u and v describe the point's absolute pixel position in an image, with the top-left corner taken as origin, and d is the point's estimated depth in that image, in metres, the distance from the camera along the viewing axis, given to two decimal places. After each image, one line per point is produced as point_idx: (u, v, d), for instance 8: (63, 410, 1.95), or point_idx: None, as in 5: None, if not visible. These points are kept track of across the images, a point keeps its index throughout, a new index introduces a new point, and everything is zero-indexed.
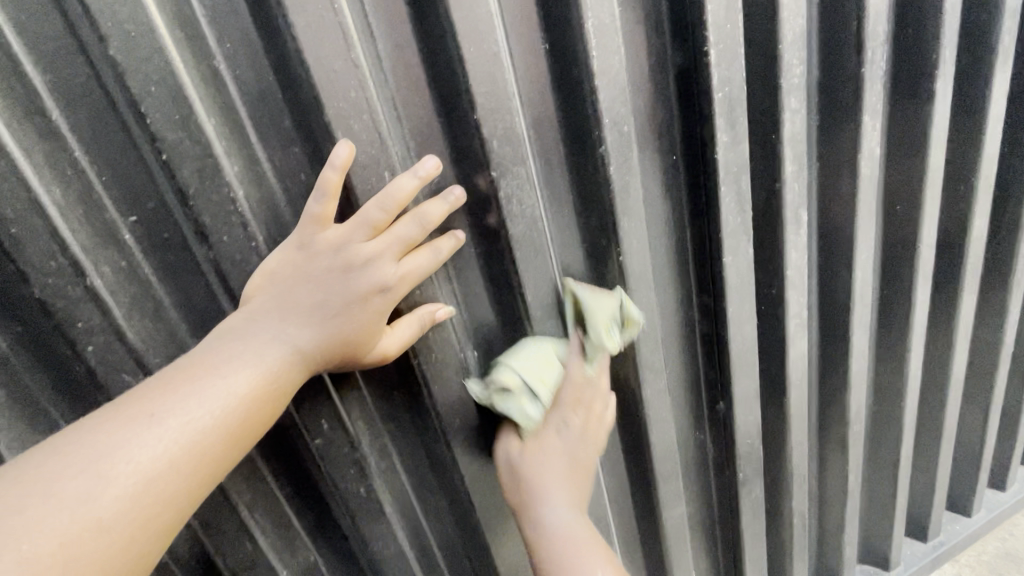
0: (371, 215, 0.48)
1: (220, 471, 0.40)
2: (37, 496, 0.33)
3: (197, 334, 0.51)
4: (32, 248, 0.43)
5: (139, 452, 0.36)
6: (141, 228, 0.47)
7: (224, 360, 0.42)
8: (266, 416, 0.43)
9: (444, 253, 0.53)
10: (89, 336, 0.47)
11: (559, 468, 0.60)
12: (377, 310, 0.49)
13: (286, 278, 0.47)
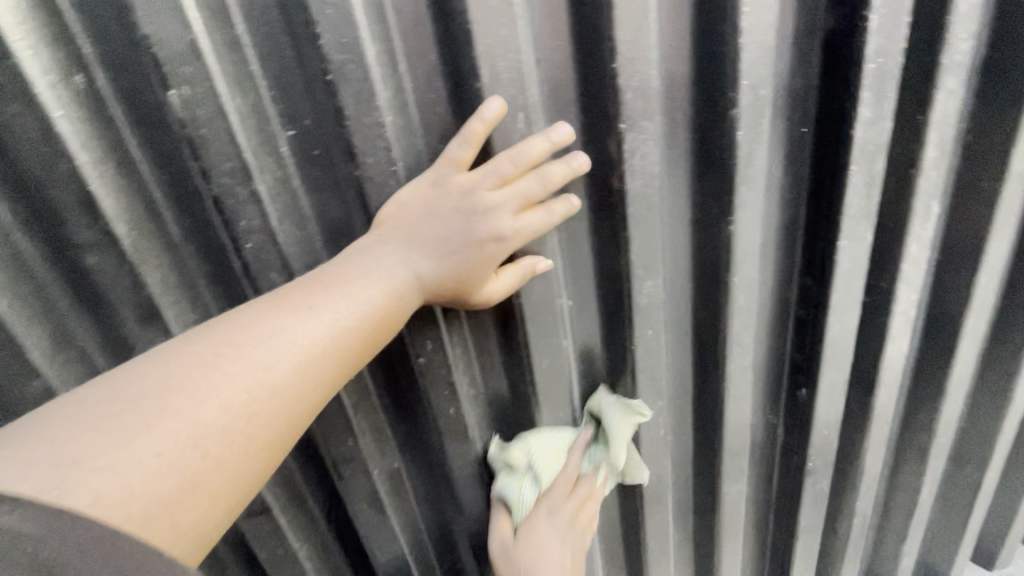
0: (502, 166, 0.51)
1: (354, 363, 0.47)
2: (221, 357, 0.40)
3: (331, 245, 0.57)
4: (214, 148, 0.49)
5: (299, 334, 0.43)
6: (298, 142, 0.51)
7: (362, 272, 0.48)
8: (391, 325, 0.50)
9: (557, 215, 0.55)
10: (249, 234, 0.53)
11: (560, 570, 0.66)
12: (490, 256, 0.53)
13: (416, 211, 0.51)
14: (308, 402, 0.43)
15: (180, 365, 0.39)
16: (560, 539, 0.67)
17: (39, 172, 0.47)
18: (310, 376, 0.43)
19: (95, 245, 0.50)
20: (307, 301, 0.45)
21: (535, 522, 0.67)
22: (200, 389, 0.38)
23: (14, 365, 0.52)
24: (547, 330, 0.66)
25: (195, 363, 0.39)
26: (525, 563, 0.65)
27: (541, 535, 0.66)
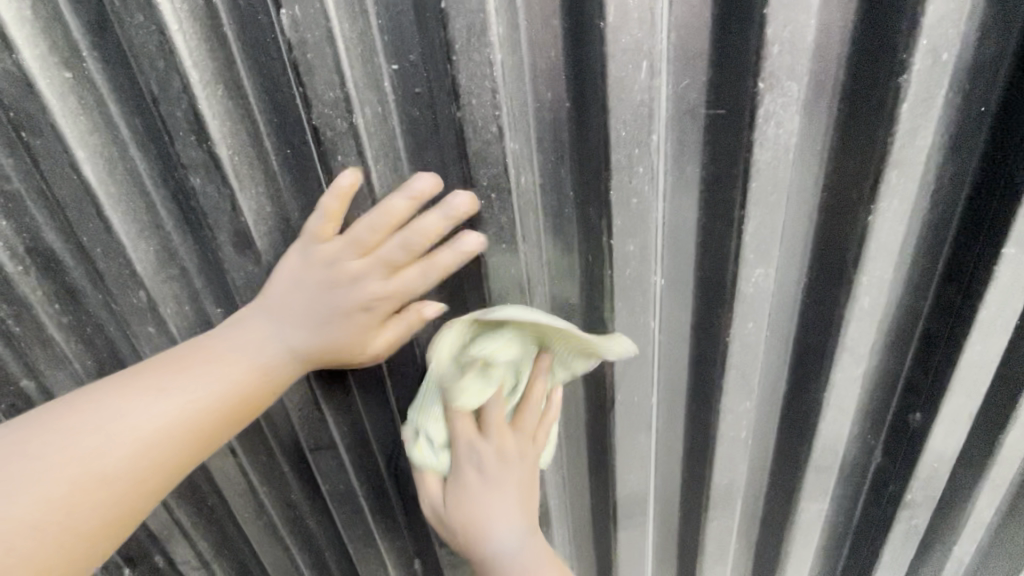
0: (359, 235, 0.52)
1: (219, 432, 0.53)
2: (74, 442, 0.47)
3: (419, 192, 0.54)
4: (319, 76, 0.46)
5: (157, 415, 0.49)
6: (400, 78, 0.48)
7: (225, 353, 0.53)
8: (257, 398, 0.55)
9: (438, 275, 0.54)
10: (343, 169, 0.51)
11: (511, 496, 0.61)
12: (364, 323, 0.55)
13: (287, 285, 0.54)
14: (159, 476, 0.50)
15: (40, 448, 0.46)
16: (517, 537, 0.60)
17: (156, 86, 0.47)
18: (160, 453, 0.49)
19: (203, 167, 0.51)
20: (158, 384, 0.51)
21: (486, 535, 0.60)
22: (52, 474, 0.45)
23: (126, 272, 0.56)
24: (634, 308, 0.60)
25: (55, 445, 0.46)
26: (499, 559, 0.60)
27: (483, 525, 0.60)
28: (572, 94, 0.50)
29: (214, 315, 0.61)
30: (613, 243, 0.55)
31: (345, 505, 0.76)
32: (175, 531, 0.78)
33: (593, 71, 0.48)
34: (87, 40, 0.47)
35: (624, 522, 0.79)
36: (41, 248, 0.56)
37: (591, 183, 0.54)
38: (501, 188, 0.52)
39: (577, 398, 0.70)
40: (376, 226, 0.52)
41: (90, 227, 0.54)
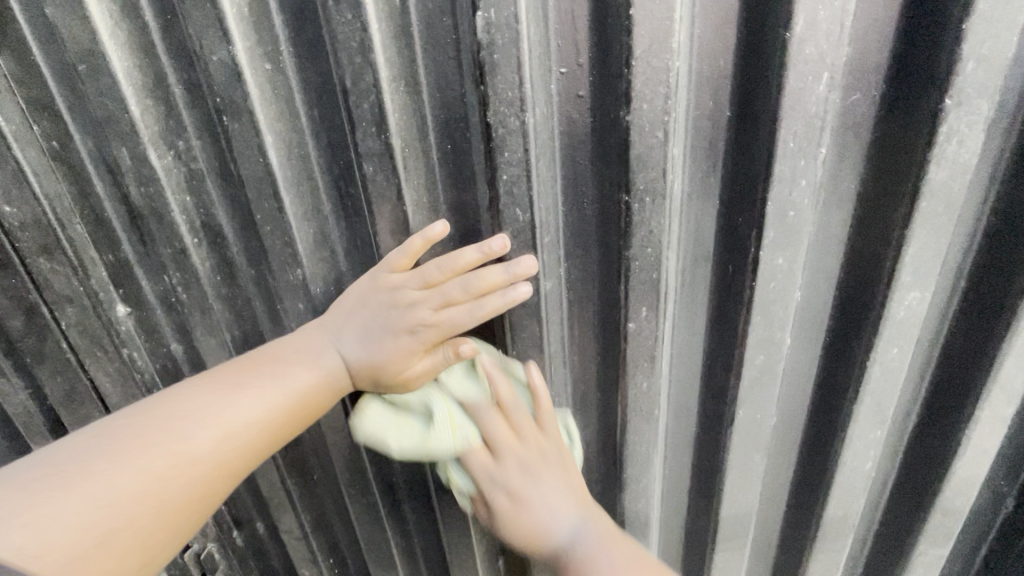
0: (428, 271, 0.56)
1: (280, 437, 0.57)
2: (159, 434, 0.52)
3: (569, 193, 0.56)
4: (501, 75, 0.48)
5: (238, 414, 0.54)
6: (567, 81, 0.51)
7: (296, 355, 0.59)
8: (313, 411, 0.59)
9: (479, 317, 0.56)
10: (507, 166, 0.52)
11: (563, 498, 0.58)
12: (405, 349, 0.58)
13: (348, 306, 0.60)
14: (227, 469, 0.54)
15: (135, 437, 0.51)
16: (578, 526, 0.57)
17: (349, 79, 0.50)
18: (229, 446, 0.54)
19: (376, 156, 0.54)
20: (238, 379, 0.56)
21: (551, 535, 0.57)
22: (140, 459, 0.50)
23: (286, 251, 0.60)
24: (772, 324, 0.58)
25: (146, 431, 0.52)
26: (579, 559, 0.56)
27: (534, 504, 0.58)
28: (734, 103, 0.51)
29: None
30: (762, 255, 0.54)
31: (445, 497, 0.77)
32: (283, 500, 0.82)
33: (768, 81, 0.48)
34: (289, 36, 0.51)
35: (722, 545, 0.77)
36: (214, 223, 0.61)
37: (744, 193, 0.54)
38: (656, 193, 0.52)
39: (690, 409, 0.69)
40: (446, 267, 0.56)
41: (264, 206, 0.58)
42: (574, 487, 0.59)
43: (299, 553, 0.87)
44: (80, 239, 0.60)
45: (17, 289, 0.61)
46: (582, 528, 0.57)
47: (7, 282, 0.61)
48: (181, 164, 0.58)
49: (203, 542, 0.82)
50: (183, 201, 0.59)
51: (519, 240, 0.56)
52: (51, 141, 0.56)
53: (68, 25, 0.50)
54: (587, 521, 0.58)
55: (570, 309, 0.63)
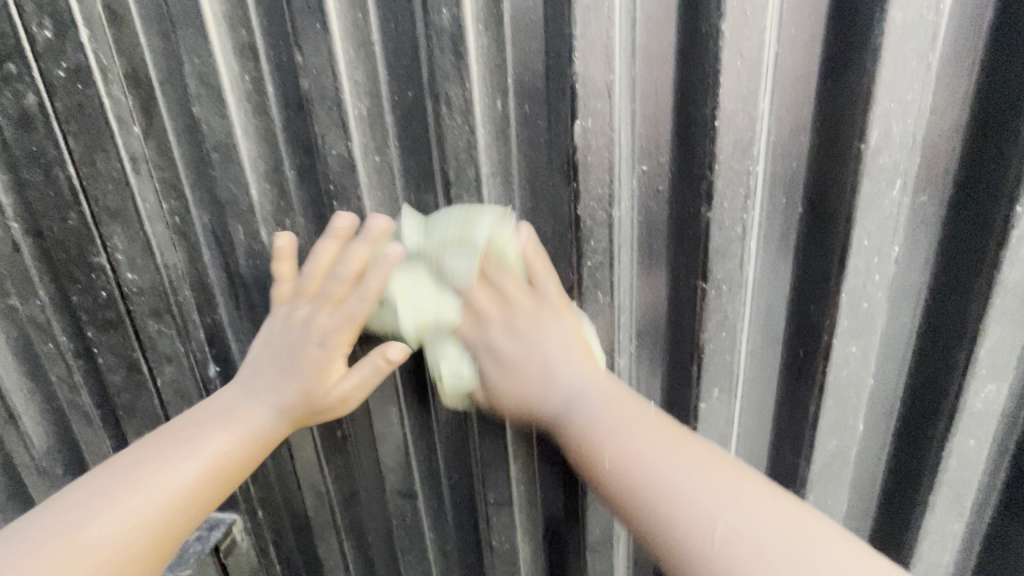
0: (304, 283, 0.55)
1: (203, 505, 0.51)
2: (59, 535, 0.46)
3: (645, 277, 0.59)
4: (593, 174, 0.53)
5: (167, 481, 0.49)
6: (649, 176, 0.55)
7: (212, 421, 0.54)
8: (239, 469, 0.54)
9: (371, 291, 0.52)
10: (593, 253, 0.56)
11: (566, 347, 0.54)
12: (320, 362, 0.55)
13: (254, 357, 0.57)
14: (139, 549, 0.47)
15: (51, 531, 0.46)
16: (585, 381, 0.52)
17: (452, 172, 0.56)
18: (138, 525, 0.47)
19: None
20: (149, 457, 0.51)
21: (557, 384, 0.53)
22: (68, 558, 0.45)
23: None
24: (845, 410, 0.59)
25: (84, 514, 0.47)
26: (577, 413, 0.50)
27: (541, 359, 0.54)
28: (805, 199, 0.54)
29: (428, 368, 0.67)
30: (836, 343, 0.56)
31: (502, 567, 0.75)
32: (337, 563, 0.81)
33: (841, 184, 0.51)
34: (397, 134, 0.57)
35: None
36: None
37: (817, 284, 0.56)
38: (733, 281, 0.55)
39: None
40: (310, 270, 0.55)
41: None
42: (582, 344, 0.55)
43: None
44: (186, 303, 0.65)
45: (124, 347, 0.66)
46: (589, 383, 0.52)
47: (117, 340, 0.66)
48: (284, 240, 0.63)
49: None
50: None
51: (598, 321, 0.59)
52: (173, 216, 0.62)
53: (207, 120, 0.57)
54: (593, 381, 0.52)
55: (640, 388, 0.64)
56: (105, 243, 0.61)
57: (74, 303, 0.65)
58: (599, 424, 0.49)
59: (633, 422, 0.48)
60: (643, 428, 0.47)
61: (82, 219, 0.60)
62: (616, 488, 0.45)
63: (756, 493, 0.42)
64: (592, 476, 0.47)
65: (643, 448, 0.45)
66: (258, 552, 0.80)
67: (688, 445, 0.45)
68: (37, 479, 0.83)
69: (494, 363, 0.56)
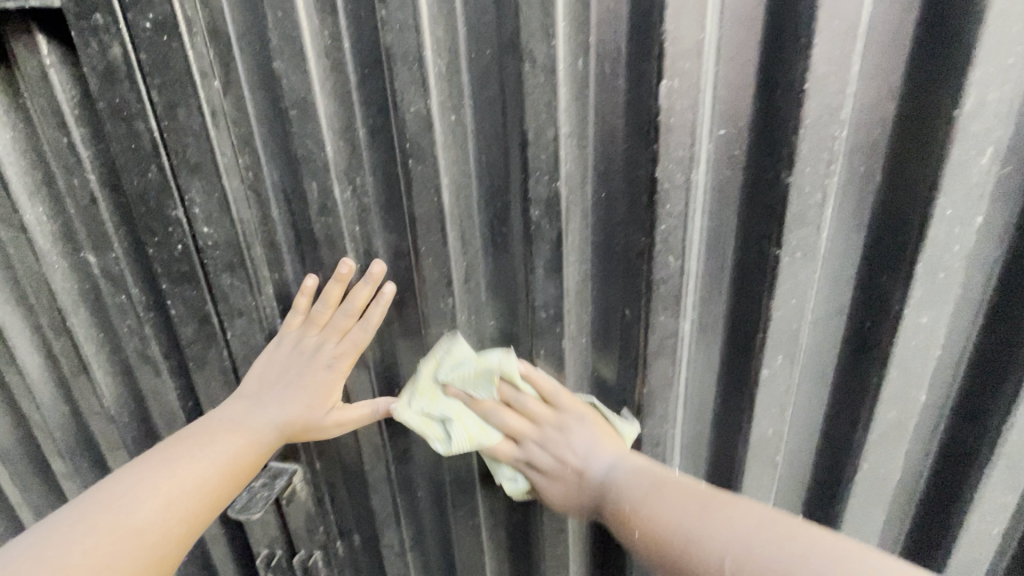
0: (318, 314, 0.65)
1: (221, 499, 0.61)
2: (104, 517, 0.54)
3: (715, 242, 0.59)
4: (675, 136, 0.53)
5: (196, 475, 0.59)
6: (726, 140, 0.55)
7: (228, 430, 0.64)
8: (248, 470, 0.64)
9: (371, 325, 0.64)
10: (668, 216, 0.56)
11: (592, 441, 0.63)
12: (323, 387, 0.66)
13: (263, 371, 0.67)
14: (174, 531, 0.56)
15: (98, 512, 0.54)
16: (613, 463, 0.62)
17: (531, 131, 0.55)
18: (173, 511, 0.57)
19: (545, 202, 0.58)
20: (178, 456, 0.61)
21: (589, 468, 0.63)
22: (115, 535, 0.53)
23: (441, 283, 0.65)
24: (909, 381, 0.60)
25: (128, 499, 0.56)
26: (614, 488, 0.59)
27: (568, 451, 0.64)
28: (883, 166, 0.54)
29: (489, 328, 0.69)
30: (906, 314, 0.56)
31: (551, 525, 0.77)
32: (389, 515, 0.84)
33: (927, 154, 0.51)
34: (472, 92, 0.57)
35: None
36: (376, 250, 0.66)
37: (892, 252, 0.56)
38: (807, 247, 0.56)
39: (806, 457, 0.70)
40: (323, 305, 0.65)
41: (429, 239, 0.63)
42: (602, 429, 0.64)
43: (395, 568, 0.89)
44: (258, 259, 0.66)
45: (197, 300, 0.68)
46: (617, 464, 0.61)
47: (190, 293, 0.68)
48: (355, 198, 0.64)
49: (309, 549, 0.85)
50: (353, 230, 0.65)
51: (668, 284, 0.59)
52: (248, 173, 0.63)
53: (288, 76, 0.58)
54: (623, 462, 0.61)
55: (700, 353, 0.65)
56: (184, 196, 0.62)
57: (151, 256, 0.67)
58: (624, 496, 0.57)
59: (672, 497, 0.54)
60: (691, 501, 0.53)
61: (161, 172, 0.62)
62: (647, 550, 0.53)
63: (768, 527, 0.48)
64: (621, 523, 0.56)
65: (686, 518, 0.51)
66: (314, 503, 0.83)
67: (735, 500, 0.51)
68: (102, 426, 0.86)
69: (533, 471, 0.67)
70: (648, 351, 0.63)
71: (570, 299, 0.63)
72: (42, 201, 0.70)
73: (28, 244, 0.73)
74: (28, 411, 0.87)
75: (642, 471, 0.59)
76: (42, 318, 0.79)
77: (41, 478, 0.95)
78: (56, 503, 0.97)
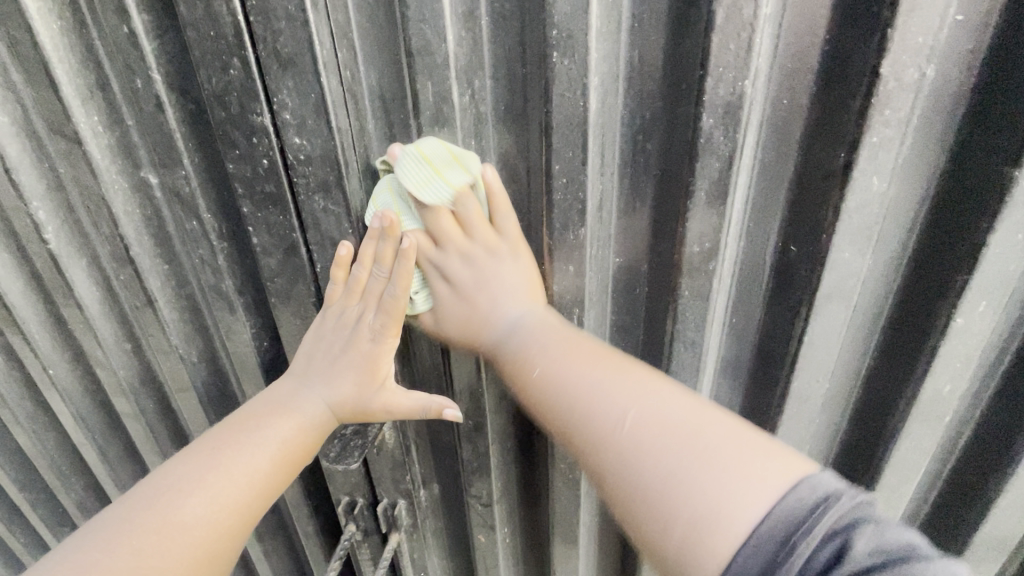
0: (358, 280, 0.57)
1: (276, 487, 0.55)
2: (151, 516, 0.49)
3: (922, 162, 0.49)
4: (918, 17, 0.41)
5: (243, 464, 0.53)
6: (961, 30, 0.44)
7: (279, 412, 0.57)
8: (303, 455, 0.58)
9: (399, 290, 0.55)
10: (881, 127, 0.46)
11: (517, 282, 0.57)
12: (377, 364, 0.59)
13: (310, 349, 0.60)
14: (227, 528, 0.51)
15: (143, 511, 0.49)
16: (525, 313, 0.57)
17: (721, 12, 0.44)
18: (223, 504, 0.51)
19: (723, 107, 0.47)
20: (220, 446, 0.54)
21: (495, 319, 0.57)
22: (164, 535, 0.48)
23: (574, 210, 0.54)
24: None
25: (175, 493, 0.50)
26: (521, 341, 0.56)
27: (485, 290, 0.57)
28: None
29: (614, 265, 0.61)
30: None
31: None
32: (480, 466, 0.78)
33: None
34: None
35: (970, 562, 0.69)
36: (491, 171, 0.57)
37: None
38: None
39: (971, 416, 0.62)
40: (360, 268, 0.57)
41: (566, 156, 0.52)
42: (531, 285, 0.58)
43: (481, 519, 0.83)
44: (354, 179, 0.57)
45: (283, 227, 0.59)
46: (528, 314, 0.57)
47: (276, 218, 0.59)
48: (473, 105, 0.54)
49: (392, 498, 0.80)
50: (467, 145, 0.55)
51: (861, 215, 0.49)
52: (347, 70, 0.52)
53: None
54: (533, 313, 0.57)
55: (870, 295, 0.56)
56: (272, 98, 0.52)
57: (230, 173, 0.57)
58: (530, 351, 0.55)
59: (560, 343, 0.54)
60: (616, 376, 0.50)
61: (246, 67, 0.51)
62: (539, 398, 0.53)
63: (671, 406, 0.46)
64: (519, 391, 0.55)
65: (574, 369, 0.52)
66: (403, 451, 0.77)
67: (630, 368, 0.50)
68: (166, 367, 0.79)
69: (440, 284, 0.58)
70: (818, 294, 0.54)
71: (733, 229, 0.53)
72: (97, 107, 0.60)
73: (83, 159, 0.64)
74: (89, 346, 0.81)
75: (553, 321, 0.57)
76: (101, 247, 0.71)
77: (105, 416, 0.90)
78: (125, 441, 0.93)
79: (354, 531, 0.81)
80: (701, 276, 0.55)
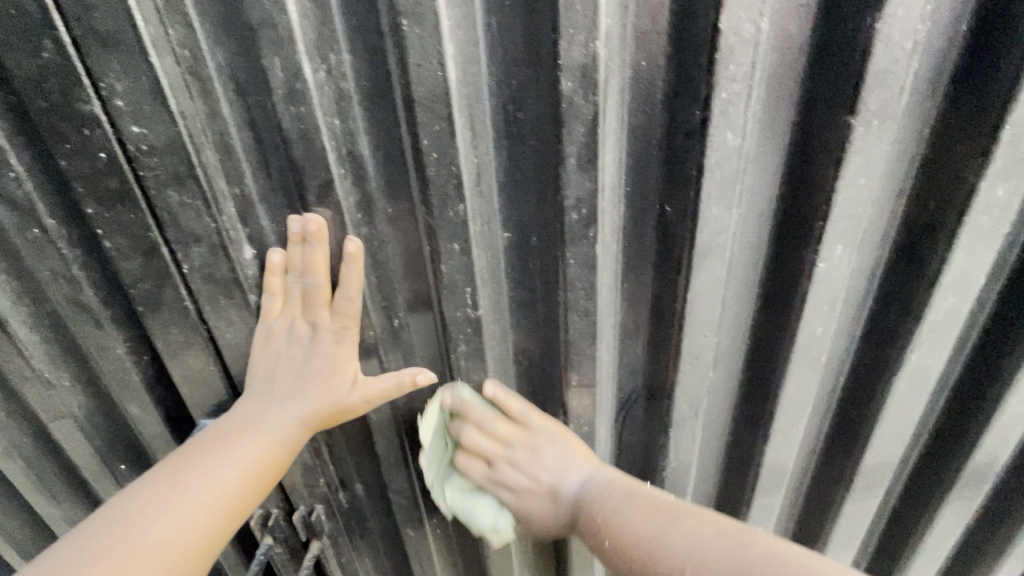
0: (298, 290, 0.60)
1: (242, 506, 0.59)
2: (114, 540, 0.51)
3: (775, 115, 0.51)
4: None
5: (208, 486, 0.57)
6: None
7: (246, 431, 0.61)
8: (271, 470, 0.62)
9: (350, 292, 0.59)
10: (729, 83, 0.47)
11: (564, 459, 0.69)
12: (344, 371, 0.63)
13: (264, 364, 0.62)
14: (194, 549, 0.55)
15: (109, 533, 0.52)
16: (586, 479, 0.69)
17: None
18: (190, 526, 0.55)
19: (579, 70, 0.47)
20: (185, 469, 0.57)
21: (563, 488, 0.70)
22: (130, 557, 0.51)
23: (449, 186, 0.53)
24: (974, 264, 0.55)
25: (135, 519, 0.53)
26: (588, 502, 0.67)
27: (538, 470, 0.71)
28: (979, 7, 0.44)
29: (502, 242, 0.59)
30: (984, 184, 0.50)
31: None
32: (397, 458, 0.76)
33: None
34: None
35: (857, 490, 0.76)
36: (362, 152, 0.54)
37: (974, 111, 0.48)
38: (886, 114, 0.48)
39: (847, 358, 0.66)
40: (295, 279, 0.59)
41: (432, 128, 0.50)
42: (575, 448, 0.70)
43: (407, 514, 0.83)
44: (211, 169, 0.53)
45: (137, 227, 0.54)
46: (590, 480, 0.69)
47: (127, 217, 0.54)
48: (332, 81, 0.50)
49: (310, 505, 0.77)
50: (331, 125, 0.52)
51: (722, 170, 0.51)
52: (183, 50, 0.48)
53: None
54: (593, 476, 0.69)
55: (746, 248, 0.58)
56: (97, 83, 0.47)
57: (65, 171, 0.51)
58: (596, 505, 0.66)
59: (630, 509, 0.62)
60: (648, 511, 0.61)
61: (61, 49, 0.45)
62: (618, 556, 0.61)
63: (724, 541, 0.53)
64: (591, 530, 0.65)
65: (637, 528, 0.60)
66: (312, 456, 0.74)
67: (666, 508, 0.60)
68: (34, 396, 0.71)
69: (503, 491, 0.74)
70: (694, 251, 0.56)
71: (607, 198, 0.54)
72: None
73: None
74: None
75: (610, 476, 0.68)
76: None
77: None
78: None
79: (270, 544, 0.76)
80: (584, 245, 0.55)
